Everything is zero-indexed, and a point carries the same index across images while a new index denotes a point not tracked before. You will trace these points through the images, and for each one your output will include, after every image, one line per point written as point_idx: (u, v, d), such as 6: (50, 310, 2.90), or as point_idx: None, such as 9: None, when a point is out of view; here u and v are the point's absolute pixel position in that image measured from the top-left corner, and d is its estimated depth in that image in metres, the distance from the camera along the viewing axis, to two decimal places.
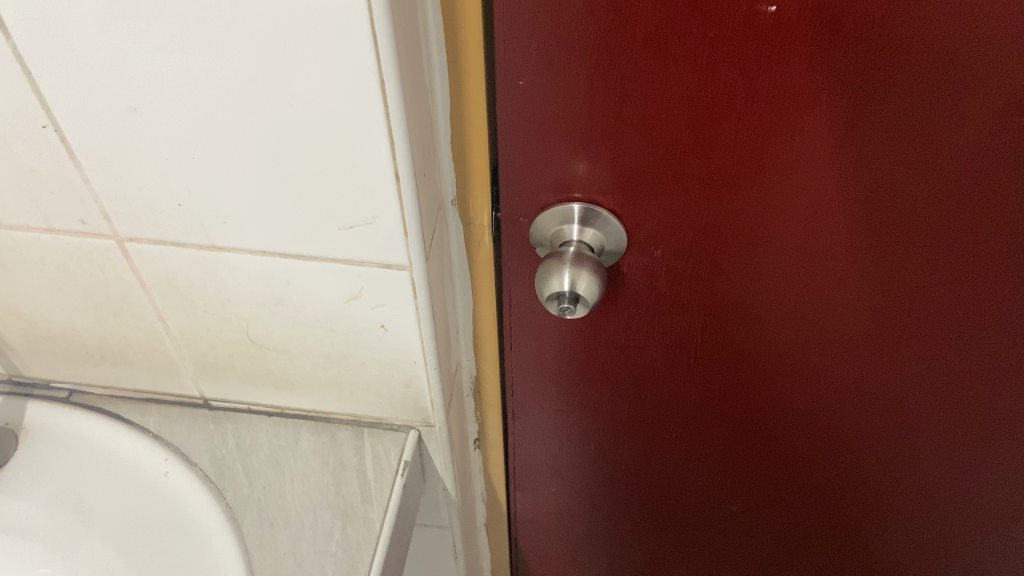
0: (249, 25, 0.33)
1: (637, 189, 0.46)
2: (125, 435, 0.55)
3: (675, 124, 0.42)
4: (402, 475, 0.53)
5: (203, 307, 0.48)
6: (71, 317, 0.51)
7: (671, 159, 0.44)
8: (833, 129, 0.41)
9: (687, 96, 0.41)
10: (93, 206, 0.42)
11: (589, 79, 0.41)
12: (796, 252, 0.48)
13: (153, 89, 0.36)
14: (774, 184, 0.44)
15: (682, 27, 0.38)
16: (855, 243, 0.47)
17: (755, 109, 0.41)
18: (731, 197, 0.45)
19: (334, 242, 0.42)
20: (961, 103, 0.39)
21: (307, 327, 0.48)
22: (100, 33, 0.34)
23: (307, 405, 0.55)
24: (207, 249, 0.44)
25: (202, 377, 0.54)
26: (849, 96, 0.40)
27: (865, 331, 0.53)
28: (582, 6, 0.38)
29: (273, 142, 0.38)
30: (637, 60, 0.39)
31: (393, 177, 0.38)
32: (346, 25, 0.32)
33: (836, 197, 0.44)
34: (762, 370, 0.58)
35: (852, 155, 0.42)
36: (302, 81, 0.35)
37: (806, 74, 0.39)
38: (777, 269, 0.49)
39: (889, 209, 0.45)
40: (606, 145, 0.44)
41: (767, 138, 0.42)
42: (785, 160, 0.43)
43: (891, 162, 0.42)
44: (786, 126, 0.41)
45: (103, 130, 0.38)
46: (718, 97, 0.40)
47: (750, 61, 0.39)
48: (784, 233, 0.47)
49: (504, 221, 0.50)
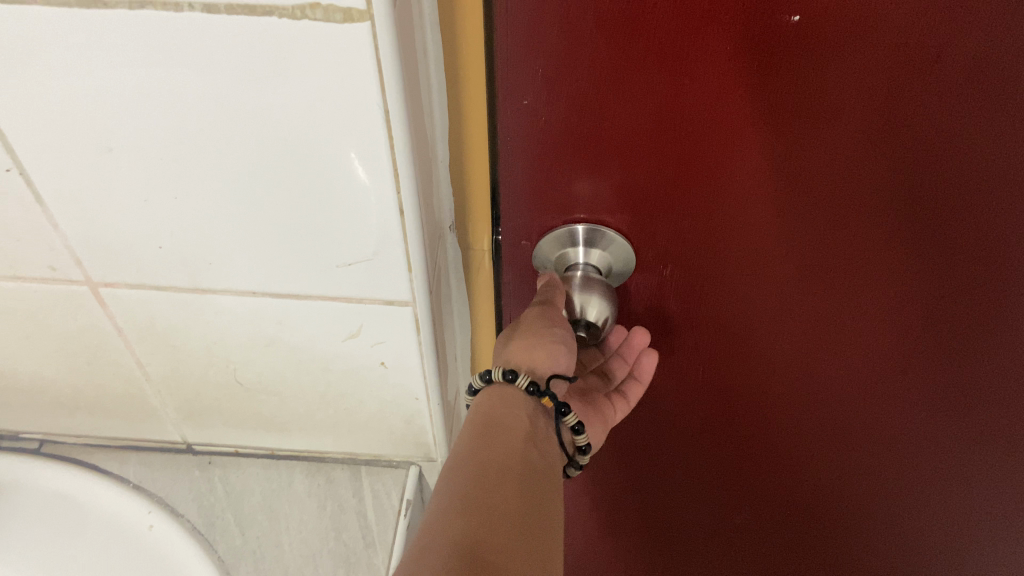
0: (238, 54, 0.30)
1: (644, 208, 0.43)
2: (105, 487, 0.51)
3: (687, 139, 0.39)
4: (406, 516, 0.51)
5: (187, 352, 0.45)
6: (40, 366, 0.47)
7: (681, 175, 0.41)
8: (856, 144, 0.38)
9: (698, 110, 0.38)
10: (64, 252, 0.39)
11: (599, 95, 0.38)
12: (810, 271, 0.46)
13: (131, 125, 0.33)
14: (787, 201, 0.42)
15: (698, 37, 0.35)
16: (875, 262, 0.44)
17: (769, 122, 0.38)
18: (743, 213, 0.43)
19: (330, 280, 0.39)
20: (993, 122, 0.37)
21: (300, 367, 0.45)
22: (70, 68, 0.31)
23: (297, 446, 0.52)
24: (191, 292, 0.40)
25: (186, 422, 0.51)
26: (875, 111, 0.37)
27: (880, 358, 0.51)
28: (592, 19, 0.35)
29: (263, 176, 0.35)
30: (649, 73, 0.37)
31: (397, 211, 0.35)
32: (348, 55, 0.29)
33: (852, 216, 0.42)
34: (771, 391, 0.56)
35: (870, 175, 0.40)
36: (294, 108, 0.32)
37: (830, 86, 0.36)
38: (791, 287, 0.47)
39: (906, 232, 0.42)
40: (615, 163, 0.41)
41: (784, 151, 0.39)
42: (799, 174, 0.40)
43: (910, 182, 0.40)
44: (805, 138, 0.39)
45: (74, 171, 0.35)
46: (734, 110, 0.38)
47: (766, 73, 0.36)
48: (799, 249, 0.44)
49: (505, 242, 0.47)
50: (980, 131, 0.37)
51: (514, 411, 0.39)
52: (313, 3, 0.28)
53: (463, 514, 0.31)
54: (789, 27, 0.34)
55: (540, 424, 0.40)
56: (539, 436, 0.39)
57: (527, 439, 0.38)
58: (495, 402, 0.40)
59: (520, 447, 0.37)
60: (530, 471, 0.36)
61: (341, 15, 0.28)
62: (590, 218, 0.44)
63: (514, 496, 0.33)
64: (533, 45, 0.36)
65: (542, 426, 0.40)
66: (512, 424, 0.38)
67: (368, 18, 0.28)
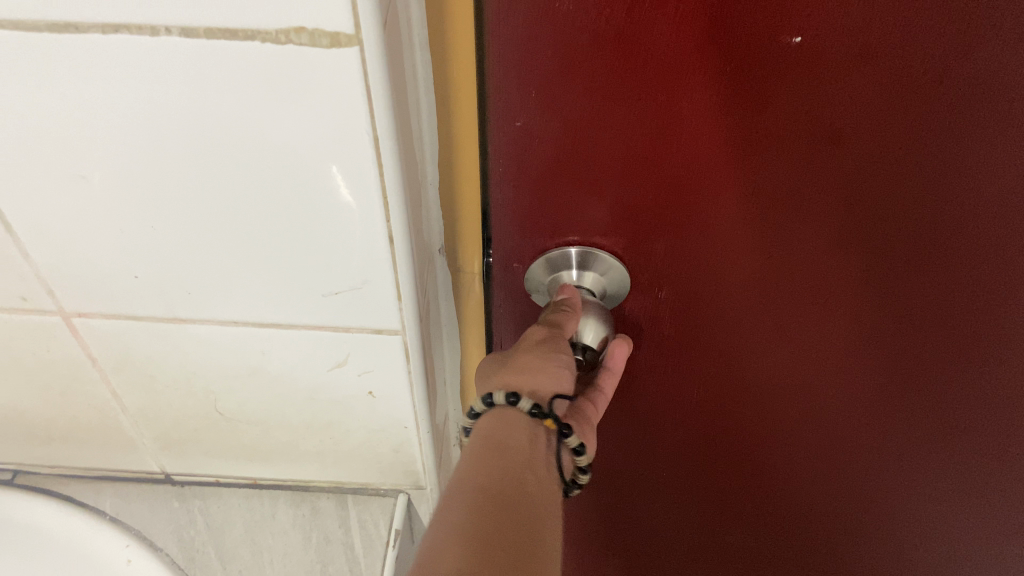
0: (219, 78, 0.28)
1: (636, 232, 0.42)
2: (79, 521, 0.49)
3: (681, 162, 0.38)
4: (394, 547, 0.49)
5: (165, 382, 0.43)
6: (11, 397, 0.45)
7: (673, 198, 0.40)
8: (855, 168, 0.37)
9: (696, 133, 0.37)
10: (35, 281, 0.37)
11: (592, 117, 0.37)
12: (805, 293, 0.44)
13: (105, 151, 0.31)
14: (781, 223, 0.41)
15: (695, 59, 0.34)
16: (871, 285, 0.43)
17: (768, 145, 0.37)
18: (736, 236, 0.42)
19: (316, 310, 0.37)
20: (997, 148, 0.36)
21: (285, 397, 0.43)
22: (39, 95, 0.29)
23: (281, 476, 0.50)
24: (170, 322, 0.39)
25: (164, 453, 0.49)
26: (875, 134, 0.36)
27: (879, 380, 0.50)
28: (588, 40, 0.33)
29: (245, 204, 0.33)
30: (643, 95, 0.35)
31: (387, 240, 0.34)
32: (337, 80, 0.28)
33: (850, 241, 0.41)
34: (767, 412, 0.55)
35: (870, 200, 0.39)
36: (278, 134, 0.30)
37: (828, 109, 0.35)
38: (785, 309, 0.46)
39: (905, 257, 0.41)
40: (607, 186, 0.40)
41: (780, 174, 0.38)
42: (796, 199, 0.39)
43: (911, 208, 0.39)
44: (802, 162, 0.38)
45: (45, 198, 0.33)
46: (730, 132, 0.37)
47: (766, 96, 0.35)
48: (794, 271, 0.43)
49: (496, 263, 0.45)
50: (983, 156, 0.36)
51: (516, 435, 0.37)
52: (299, 27, 0.26)
53: (458, 553, 0.30)
54: (791, 48, 0.33)
55: (545, 448, 0.38)
56: (545, 462, 0.37)
57: (529, 467, 0.36)
58: (498, 427, 0.38)
59: (521, 474, 0.35)
60: (530, 500, 0.34)
61: (328, 39, 0.26)
62: (582, 240, 0.43)
63: (511, 532, 0.32)
64: (526, 67, 0.35)
65: (545, 450, 0.38)
66: (515, 449, 0.36)
67: (357, 43, 0.26)
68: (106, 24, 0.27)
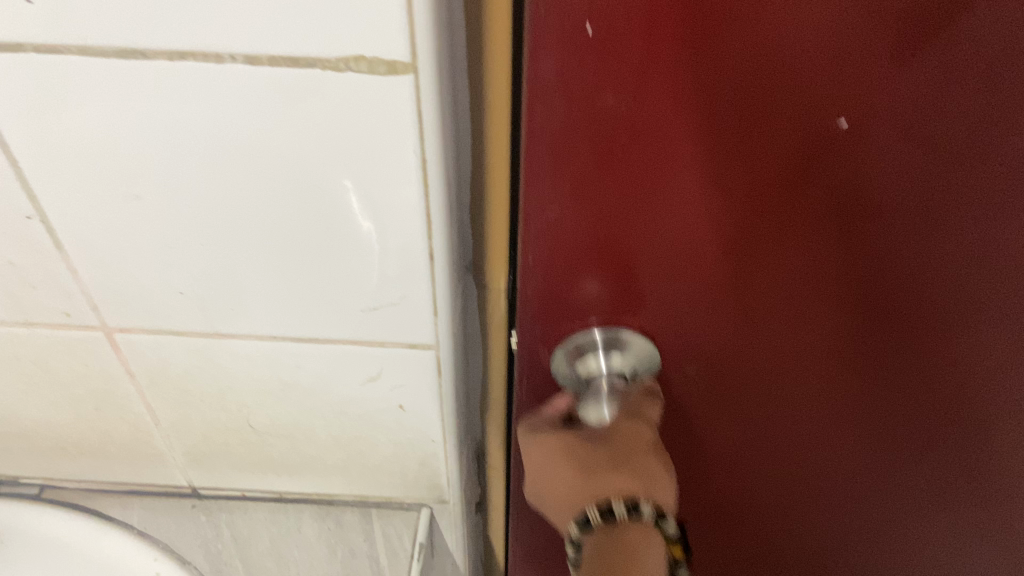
0: (276, 104, 0.29)
1: (646, 325, 0.37)
2: (107, 534, 0.50)
3: (653, 267, 0.34)
4: (419, 560, 0.50)
5: (199, 396, 0.44)
6: (46, 413, 0.46)
7: (647, 300, 0.36)
8: (867, 275, 0.33)
9: (677, 232, 0.33)
10: (80, 298, 0.38)
11: (573, 205, 0.32)
12: (780, 415, 0.41)
13: (159, 173, 0.32)
14: (754, 333, 0.37)
15: (690, 140, 0.29)
16: (856, 416, 0.39)
17: (793, 245, 0.32)
18: (711, 349, 0.38)
19: (352, 326, 0.39)
20: (988, 352, 0.34)
21: (315, 412, 0.44)
22: (101, 118, 0.30)
23: (307, 489, 0.51)
24: (210, 337, 0.40)
25: (193, 467, 0.49)
26: (901, 224, 0.31)
27: (847, 532, 0.46)
28: (574, 110, 0.29)
29: (290, 222, 0.34)
30: (623, 187, 0.31)
31: (427, 257, 0.35)
32: (390, 105, 0.29)
33: (860, 378, 0.37)
34: (742, 535, 0.50)
35: (893, 308, 0.34)
36: (328, 156, 0.31)
37: (859, 187, 0.30)
38: (769, 425, 0.42)
39: (913, 414, 0.37)
40: (584, 285, 0.36)
41: (768, 283, 0.34)
42: (816, 309, 0.35)
43: (932, 348, 0.34)
44: (812, 256, 0.32)
45: (98, 218, 0.34)
46: (717, 227, 0.32)
47: (805, 179, 0.30)
48: (767, 393, 0.40)
49: (519, 349, 0.40)
50: (988, 317, 0.33)
51: None
52: (357, 56, 0.28)
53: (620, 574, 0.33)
54: (837, 132, 0.29)
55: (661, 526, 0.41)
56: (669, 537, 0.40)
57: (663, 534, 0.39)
58: None
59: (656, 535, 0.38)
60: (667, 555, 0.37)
61: (385, 66, 0.28)
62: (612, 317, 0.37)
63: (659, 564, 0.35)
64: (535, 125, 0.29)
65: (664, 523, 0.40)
66: None
67: (413, 70, 0.28)
68: (172, 50, 0.28)
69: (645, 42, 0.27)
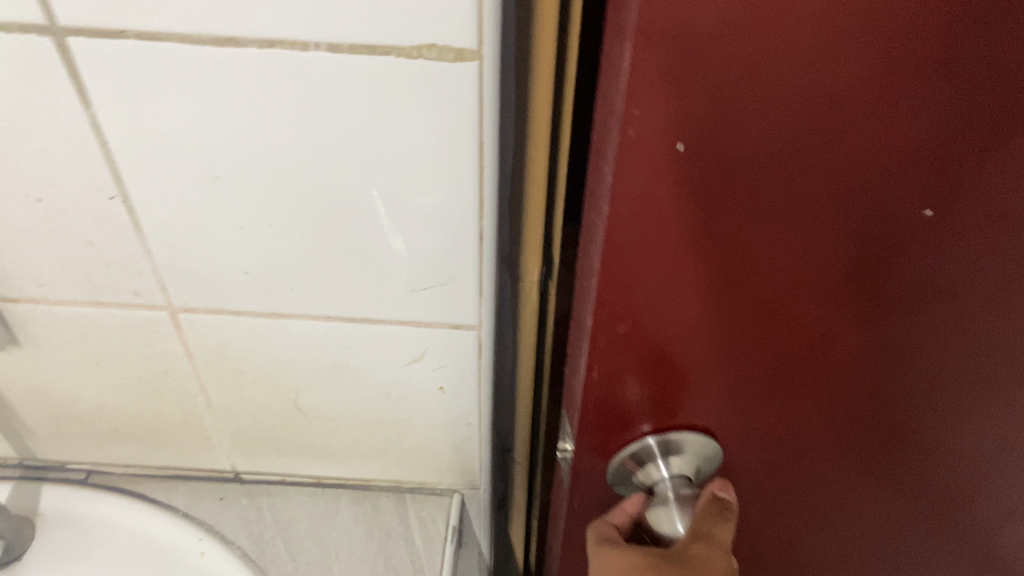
0: (351, 90, 0.32)
1: (686, 408, 0.38)
2: (154, 516, 0.52)
3: (721, 341, 0.34)
4: (452, 542, 0.52)
5: (252, 377, 0.46)
6: (103, 396, 0.48)
7: (706, 372, 0.36)
8: (925, 348, 0.34)
9: (752, 310, 0.33)
10: (150, 278, 0.41)
11: (649, 283, 0.32)
12: (797, 461, 0.42)
13: (238, 156, 0.35)
14: (801, 396, 0.38)
15: (780, 227, 0.29)
16: (872, 459, 0.41)
17: (842, 330, 0.34)
18: (755, 412, 0.39)
19: (402, 306, 0.41)
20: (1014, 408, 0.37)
21: (360, 394, 0.47)
22: (190, 104, 0.33)
23: (345, 474, 0.53)
24: (268, 317, 0.42)
25: (238, 451, 0.52)
26: (962, 305, 0.32)
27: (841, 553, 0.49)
28: (671, 192, 0.28)
29: (352, 204, 0.37)
30: (705, 270, 0.31)
31: (476, 237, 0.38)
32: (454, 90, 0.32)
33: (878, 427, 0.39)
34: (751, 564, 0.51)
35: (940, 371, 0.36)
36: (394, 139, 0.34)
37: (929, 269, 0.31)
38: (784, 469, 0.43)
39: (928, 444, 0.40)
40: (637, 358, 0.35)
41: (831, 354, 0.35)
42: (853, 377, 0.36)
43: (952, 395, 0.37)
44: (876, 329, 0.34)
45: (176, 198, 0.37)
46: (796, 304, 0.32)
47: (876, 261, 0.31)
48: (795, 444, 0.41)
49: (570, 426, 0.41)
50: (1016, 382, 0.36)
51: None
52: (429, 44, 0.31)
53: None
54: (920, 223, 0.29)
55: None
56: None
57: None
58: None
59: None
60: None
61: (453, 53, 0.31)
62: (658, 426, 0.39)
63: None
64: (615, 232, 0.30)
65: None
66: None
67: (478, 57, 0.31)
68: (264, 39, 0.31)
69: (735, 166, 0.27)
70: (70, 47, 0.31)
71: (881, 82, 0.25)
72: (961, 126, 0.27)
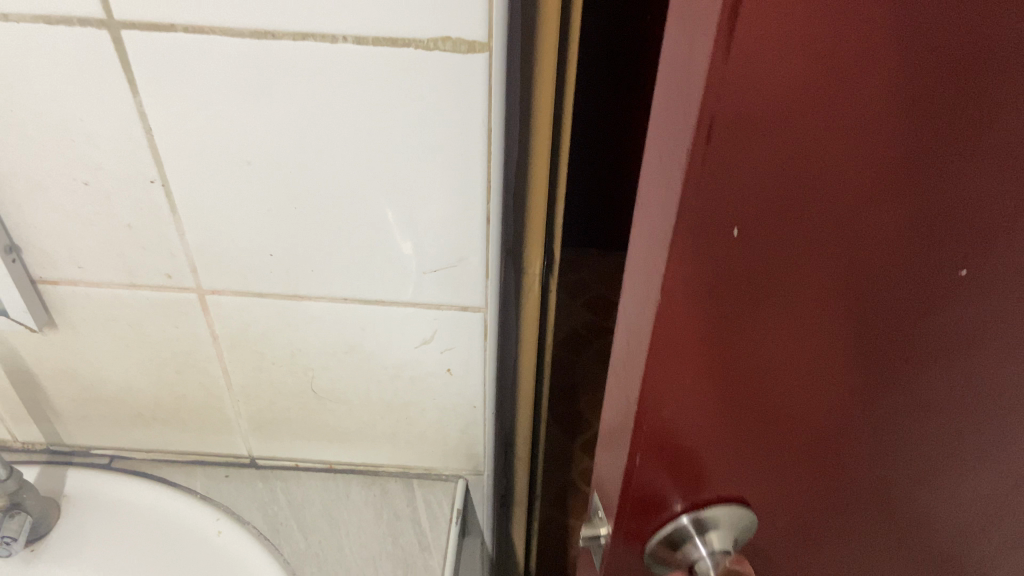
0: (373, 82, 0.36)
1: (710, 491, 0.34)
2: (173, 497, 0.55)
3: (747, 427, 0.31)
4: (457, 523, 0.54)
5: (272, 359, 0.50)
6: (131, 377, 0.51)
7: (729, 457, 0.33)
8: (952, 414, 0.32)
9: (782, 391, 0.30)
10: (182, 260, 0.44)
11: (677, 369, 0.28)
12: (812, 537, 0.39)
13: (269, 142, 0.39)
14: (825, 473, 0.35)
15: (816, 303, 0.26)
16: (890, 529, 0.39)
17: (877, 400, 0.31)
18: (777, 493, 0.36)
19: (413, 288, 0.45)
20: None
21: (373, 376, 0.50)
22: (228, 94, 0.37)
23: (356, 458, 0.56)
24: (290, 298, 0.46)
25: (255, 435, 0.55)
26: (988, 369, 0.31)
27: None
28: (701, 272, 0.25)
29: (371, 191, 0.41)
30: (738, 352, 0.28)
31: (483, 220, 0.42)
32: (466, 80, 0.36)
33: (898, 497, 0.37)
34: None
35: (967, 435, 0.33)
36: (410, 128, 0.38)
37: (962, 329, 0.29)
38: (798, 545, 0.40)
39: (944, 505, 0.38)
40: (655, 449, 0.32)
41: (861, 427, 0.32)
42: (883, 452, 0.34)
43: (970, 462, 0.35)
44: (908, 397, 0.31)
45: (212, 183, 0.41)
46: (829, 380, 0.30)
47: (910, 326, 0.28)
48: (812, 521, 0.38)
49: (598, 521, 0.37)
50: None
51: None
52: (444, 37, 0.35)
53: None
54: (958, 284, 0.27)
55: None
56: None
57: None
58: None
59: None
60: None
61: (466, 45, 0.35)
62: (692, 503, 0.35)
63: None
64: (661, 307, 0.26)
65: None
66: None
67: (487, 49, 0.35)
68: (298, 32, 0.35)
69: (792, 235, 0.24)
70: (123, 40, 0.35)
71: (952, 144, 0.23)
72: (1004, 183, 0.24)
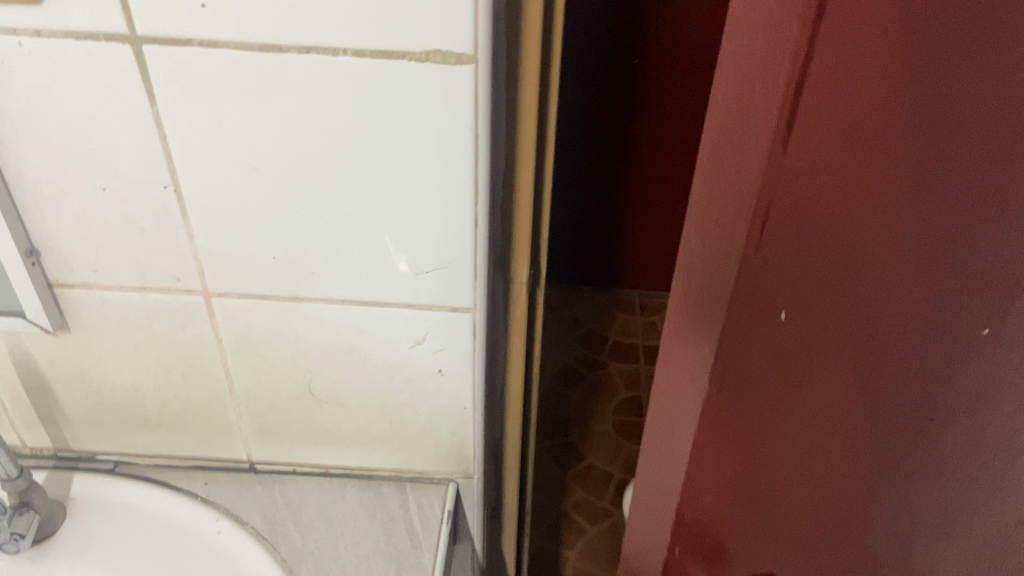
0: (369, 92, 0.40)
1: (774, 317, 0.48)
2: (174, 500, 0.57)
3: (808, 257, 0.45)
4: (447, 523, 0.57)
5: (272, 362, 0.52)
6: (138, 380, 0.54)
7: (793, 288, 0.47)
8: (955, 321, 0.46)
9: (840, 232, 0.44)
10: (191, 263, 0.47)
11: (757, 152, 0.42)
12: (818, 437, 0.55)
13: (273, 150, 0.42)
14: (859, 350, 0.49)
15: (855, 182, 0.41)
16: (891, 438, 0.53)
17: (904, 284, 0.45)
18: (817, 351, 0.50)
19: (406, 290, 0.48)
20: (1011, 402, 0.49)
21: (368, 377, 0.53)
22: (237, 105, 0.41)
23: (351, 462, 0.59)
24: (290, 300, 0.49)
25: (255, 438, 0.57)
26: (982, 292, 0.44)
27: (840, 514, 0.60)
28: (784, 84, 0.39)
29: (366, 197, 0.44)
30: (807, 187, 0.42)
31: (471, 222, 0.45)
32: (454, 89, 0.39)
33: (909, 399, 0.50)
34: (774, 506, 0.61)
35: (962, 349, 0.47)
36: (403, 138, 0.41)
37: (958, 246, 0.43)
38: (808, 438, 0.55)
39: (938, 429, 0.52)
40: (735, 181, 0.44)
41: (889, 313, 0.46)
42: (904, 340, 0.47)
43: (964, 376, 0.48)
44: (921, 294, 0.45)
45: (221, 188, 0.44)
46: (868, 254, 0.44)
47: (929, 230, 0.42)
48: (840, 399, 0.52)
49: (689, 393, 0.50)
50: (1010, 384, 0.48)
51: None
52: (435, 50, 0.38)
53: None
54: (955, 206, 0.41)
55: None
56: None
57: None
58: None
59: None
60: None
61: (455, 58, 0.38)
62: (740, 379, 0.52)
63: None
64: (748, 179, 0.43)
65: None
66: None
67: (473, 61, 0.39)
68: (303, 46, 0.38)
69: (853, 92, 0.39)
70: (144, 54, 0.39)
71: (959, 95, 0.38)
72: (988, 144, 0.39)
